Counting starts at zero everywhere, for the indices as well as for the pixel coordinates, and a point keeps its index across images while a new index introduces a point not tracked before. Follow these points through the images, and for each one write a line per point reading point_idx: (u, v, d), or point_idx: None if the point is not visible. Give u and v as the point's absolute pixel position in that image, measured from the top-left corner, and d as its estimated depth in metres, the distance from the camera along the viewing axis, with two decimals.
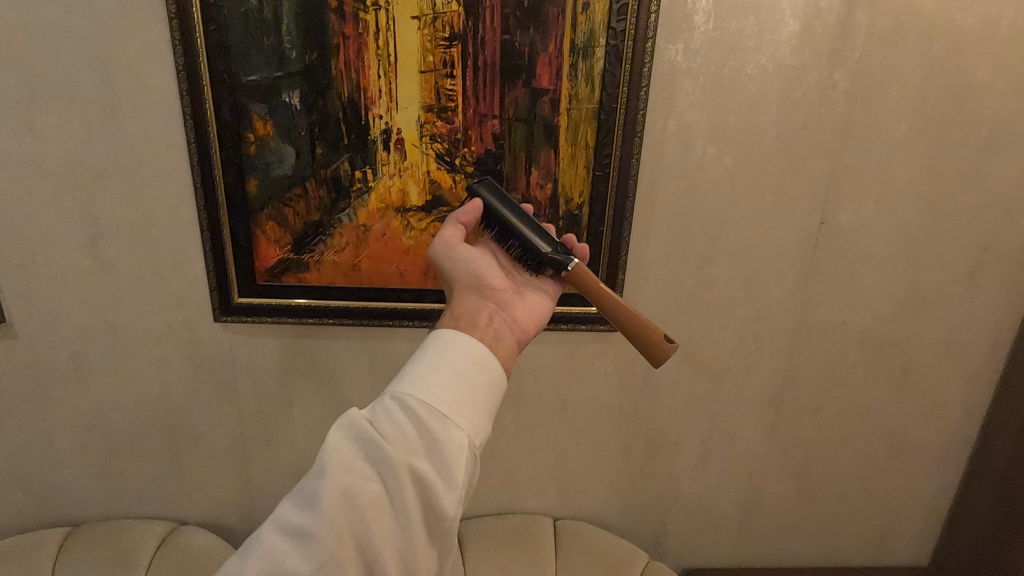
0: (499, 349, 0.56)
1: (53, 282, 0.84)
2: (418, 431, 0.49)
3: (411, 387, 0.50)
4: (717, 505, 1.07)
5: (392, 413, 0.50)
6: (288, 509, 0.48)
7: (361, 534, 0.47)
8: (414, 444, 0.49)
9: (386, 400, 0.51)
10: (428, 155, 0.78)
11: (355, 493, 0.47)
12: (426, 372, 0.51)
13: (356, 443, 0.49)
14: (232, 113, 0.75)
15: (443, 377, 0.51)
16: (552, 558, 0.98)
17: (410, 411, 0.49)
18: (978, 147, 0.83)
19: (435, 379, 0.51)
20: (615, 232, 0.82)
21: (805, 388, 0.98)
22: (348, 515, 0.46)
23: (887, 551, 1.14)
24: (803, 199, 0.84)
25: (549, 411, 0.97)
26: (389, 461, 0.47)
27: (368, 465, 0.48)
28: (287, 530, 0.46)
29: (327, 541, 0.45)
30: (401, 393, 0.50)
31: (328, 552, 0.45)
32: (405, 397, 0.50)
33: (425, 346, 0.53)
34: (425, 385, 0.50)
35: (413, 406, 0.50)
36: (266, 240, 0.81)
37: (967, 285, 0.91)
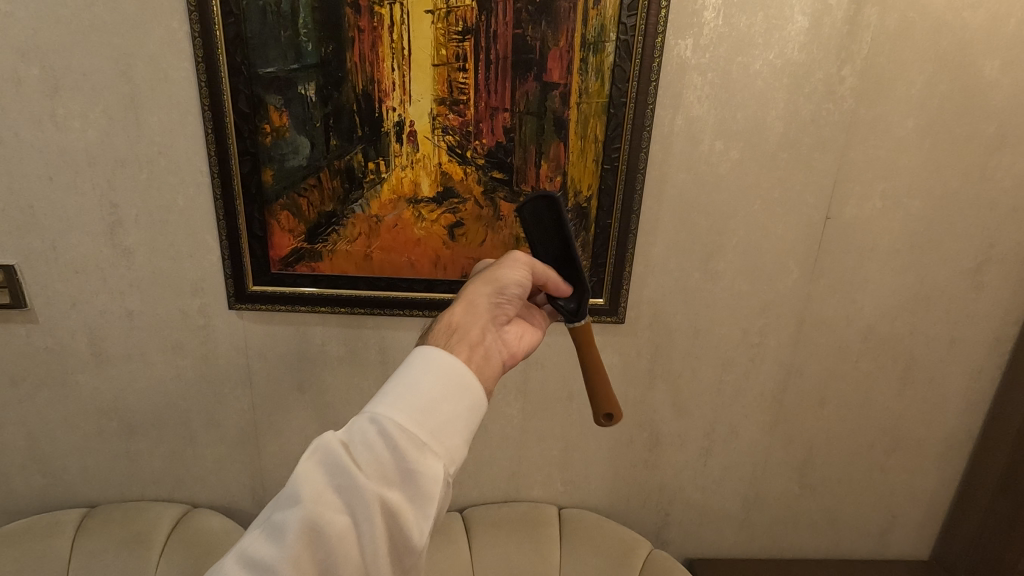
0: (483, 371, 0.58)
1: (74, 269, 0.86)
2: (395, 460, 0.51)
3: (390, 414, 0.52)
4: (719, 496, 1.08)
5: (368, 439, 0.51)
6: (256, 535, 0.49)
7: (326, 567, 0.48)
8: (388, 474, 0.51)
9: (363, 424, 0.52)
10: (440, 147, 0.79)
11: (324, 527, 0.48)
12: (406, 398, 0.52)
13: (329, 470, 0.50)
14: (250, 104, 0.76)
15: (423, 407, 0.52)
16: (555, 545, 1.00)
17: (387, 438, 0.51)
18: (985, 144, 0.83)
19: (415, 406, 0.52)
20: (624, 227, 0.83)
21: (808, 382, 0.99)
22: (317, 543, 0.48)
23: (888, 544, 1.15)
24: (809, 194, 0.85)
25: (555, 401, 0.98)
26: (363, 492, 0.49)
27: (340, 493, 0.49)
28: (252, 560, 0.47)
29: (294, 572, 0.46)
30: (380, 419, 0.52)
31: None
32: (383, 423, 0.51)
33: (406, 370, 0.55)
34: (405, 411, 0.52)
35: (390, 434, 0.51)
36: (280, 229, 0.83)
37: (972, 283, 0.92)
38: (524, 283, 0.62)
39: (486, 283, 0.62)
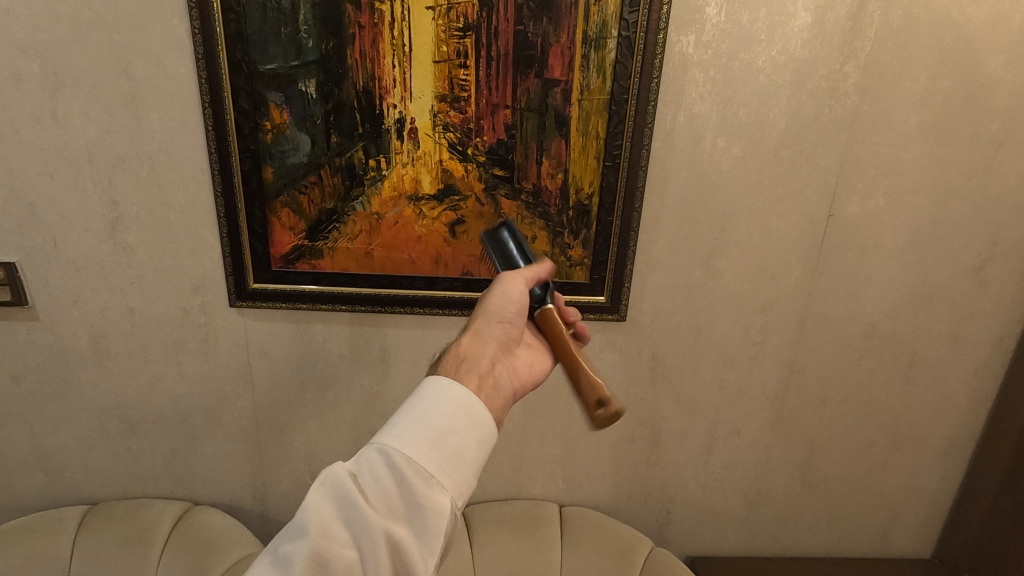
0: (493, 401, 0.57)
1: (75, 266, 0.86)
2: (402, 492, 0.50)
3: (400, 446, 0.51)
4: (721, 494, 1.08)
5: (376, 470, 0.51)
6: (265, 565, 0.49)
7: None
8: (396, 507, 0.50)
9: (371, 454, 0.52)
10: (441, 144, 0.79)
11: (330, 560, 0.48)
12: (415, 429, 0.52)
13: (338, 501, 0.50)
14: (250, 101, 0.76)
15: (431, 440, 0.52)
16: (557, 543, 1.00)
17: (395, 471, 0.51)
18: (989, 140, 0.82)
19: (423, 439, 0.51)
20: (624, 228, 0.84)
21: (810, 380, 0.99)
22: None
23: (890, 543, 1.15)
24: (811, 191, 0.84)
25: (556, 399, 0.98)
26: (371, 527, 0.49)
27: (348, 525, 0.50)
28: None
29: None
30: (388, 450, 0.51)
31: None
32: (392, 456, 0.51)
33: (416, 399, 0.54)
34: (413, 443, 0.51)
35: (398, 466, 0.51)
36: (281, 227, 0.83)
37: (975, 280, 0.91)
38: (521, 300, 0.60)
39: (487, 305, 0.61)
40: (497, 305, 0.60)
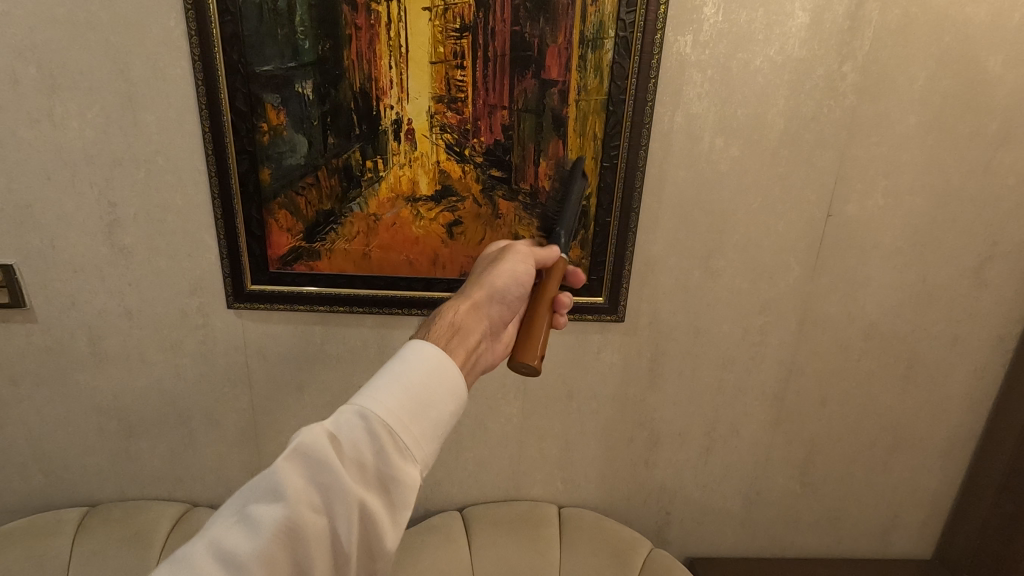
0: (468, 378, 0.58)
1: (73, 268, 0.86)
2: (378, 462, 0.49)
3: (383, 412, 0.49)
4: (720, 495, 1.08)
5: (354, 437, 0.48)
6: (222, 528, 0.45)
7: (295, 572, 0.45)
8: (371, 476, 0.49)
9: (348, 419, 0.49)
10: (438, 145, 0.79)
11: (300, 529, 0.45)
12: (398, 396, 0.50)
13: (311, 467, 0.47)
14: (247, 103, 0.76)
15: (414, 409, 0.50)
16: (555, 545, 1.00)
17: (374, 439, 0.49)
18: (988, 140, 0.82)
19: (404, 407, 0.50)
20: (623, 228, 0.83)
21: (809, 380, 0.98)
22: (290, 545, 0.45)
23: (890, 544, 1.14)
24: (810, 192, 0.84)
25: (554, 399, 0.98)
26: (346, 495, 0.47)
27: (319, 494, 0.47)
28: (216, 560, 0.44)
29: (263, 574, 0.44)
30: (369, 416, 0.49)
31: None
32: (374, 422, 0.49)
33: (400, 365, 0.52)
34: (395, 411, 0.50)
35: (378, 434, 0.49)
36: (278, 228, 0.83)
37: (975, 280, 0.91)
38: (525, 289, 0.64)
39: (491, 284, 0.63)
40: (503, 284, 0.63)
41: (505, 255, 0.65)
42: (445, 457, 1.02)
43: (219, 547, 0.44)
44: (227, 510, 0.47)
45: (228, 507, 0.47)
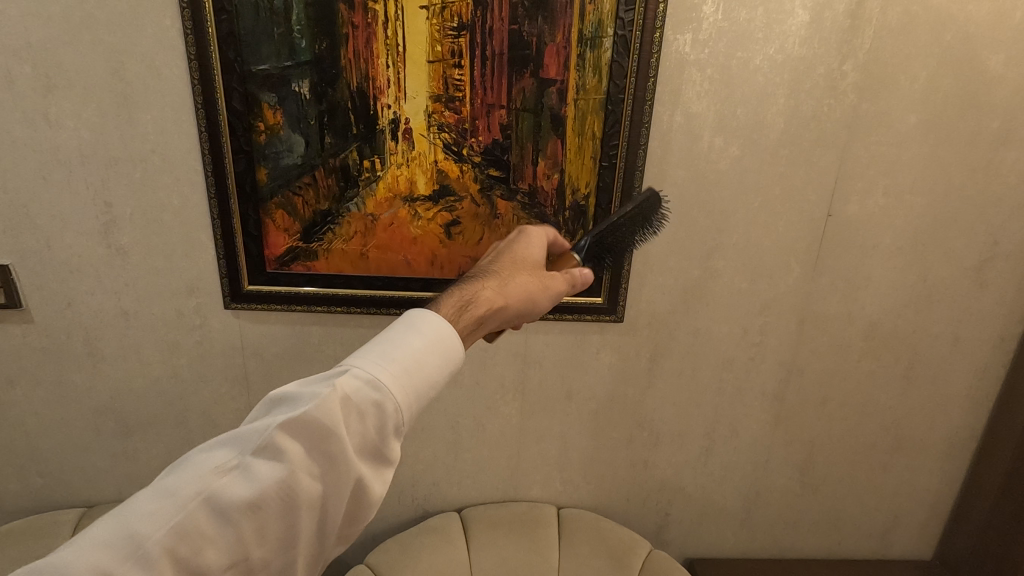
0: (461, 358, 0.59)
1: (70, 269, 0.86)
2: (378, 434, 0.47)
3: (393, 387, 0.48)
4: (720, 496, 1.08)
5: (361, 406, 0.46)
6: (213, 477, 0.42)
7: (282, 532, 0.44)
8: (369, 447, 0.47)
9: (358, 386, 0.47)
10: (435, 145, 0.78)
11: (295, 491, 0.43)
12: (406, 370, 0.49)
13: (315, 432, 0.44)
14: (243, 102, 0.75)
15: (419, 388, 0.49)
16: (554, 546, 0.99)
17: (379, 411, 0.47)
18: (990, 139, 0.81)
19: (412, 384, 0.49)
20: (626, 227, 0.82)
21: (809, 381, 0.98)
22: (282, 508, 0.43)
23: (891, 544, 1.14)
24: (810, 192, 0.84)
25: (553, 400, 0.98)
26: (346, 464, 0.45)
27: (318, 459, 0.45)
28: (204, 509, 0.41)
29: (250, 528, 0.42)
30: (379, 387, 0.47)
31: (248, 538, 0.42)
32: (384, 396, 0.47)
33: (414, 339, 0.50)
34: (403, 385, 0.48)
35: (384, 408, 0.47)
36: (275, 228, 0.82)
37: (976, 280, 0.91)
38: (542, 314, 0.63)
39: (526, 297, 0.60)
40: (532, 289, 0.61)
41: (548, 283, 0.63)
42: (444, 458, 1.02)
43: (209, 497, 0.41)
44: (220, 455, 0.44)
45: (222, 451, 0.44)
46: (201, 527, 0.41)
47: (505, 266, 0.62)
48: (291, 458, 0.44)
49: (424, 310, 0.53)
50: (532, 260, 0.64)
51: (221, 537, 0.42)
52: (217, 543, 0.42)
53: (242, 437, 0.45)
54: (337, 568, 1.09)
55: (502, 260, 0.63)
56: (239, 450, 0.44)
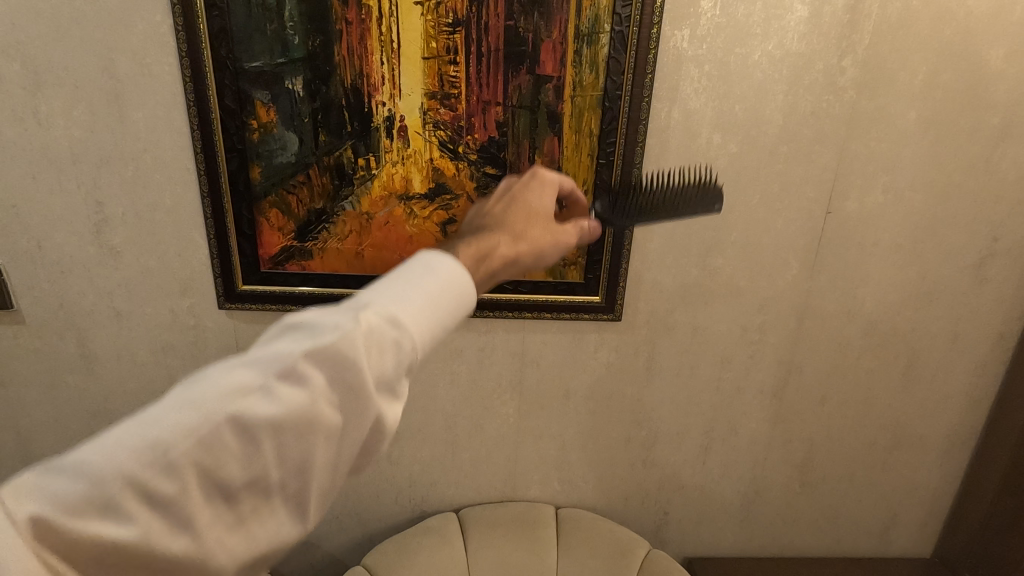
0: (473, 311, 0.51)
1: (62, 269, 0.85)
2: (396, 381, 0.39)
3: (418, 325, 0.40)
4: (719, 494, 1.07)
5: (384, 345, 0.38)
6: (220, 399, 0.33)
7: (288, 479, 0.35)
8: (387, 392, 0.39)
9: (380, 321, 0.39)
10: (431, 142, 0.78)
11: (309, 431, 0.35)
12: (432, 310, 0.41)
13: (335, 366, 0.36)
14: (236, 100, 0.74)
15: (440, 331, 0.42)
16: (552, 546, 0.99)
17: (400, 353, 0.39)
18: (989, 136, 0.81)
19: (433, 329, 0.41)
20: (654, 188, 0.73)
21: (808, 379, 0.97)
22: (291, 455, 0.35)
23: (890, 542, 1.14)
24: (809, 188, 0.83)
25: (551, 399, 0.97)
26: (366, 408, 0.37)
27: (336, 400, 0.36)
28: (207, 435, 0.33)
29: (257, 468, 0.34)
30: (401, 324, 0.39)
31: (250, 479, 0.34)
32: (409, 335, 0.39)
33: (439, 274, 0.42)
34: (427, 324, 0.41)
35: (404, 350, 0.39)
36: (269, 227, 0.81)
37: (975, 277, 0.90)
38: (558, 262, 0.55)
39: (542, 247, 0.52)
40: (544, 243, 0.52)
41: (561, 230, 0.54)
42: (442, 458, 1.01)
43: (207, 437, 0.33)
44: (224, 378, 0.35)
45: (220, 380, 0.35)
46: (188, 475, 0.32)
47: (521, 214, 0.53)
48: (303, 393, 0.35)
49: (437, 253, 0.44)
50: (550, 209, 0.55)
51: (216, 470, 0.33)
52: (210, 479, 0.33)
53: (252, 361, 0.36)
54: (334, 568, 1.09)
55: (516, 207, 0.53)
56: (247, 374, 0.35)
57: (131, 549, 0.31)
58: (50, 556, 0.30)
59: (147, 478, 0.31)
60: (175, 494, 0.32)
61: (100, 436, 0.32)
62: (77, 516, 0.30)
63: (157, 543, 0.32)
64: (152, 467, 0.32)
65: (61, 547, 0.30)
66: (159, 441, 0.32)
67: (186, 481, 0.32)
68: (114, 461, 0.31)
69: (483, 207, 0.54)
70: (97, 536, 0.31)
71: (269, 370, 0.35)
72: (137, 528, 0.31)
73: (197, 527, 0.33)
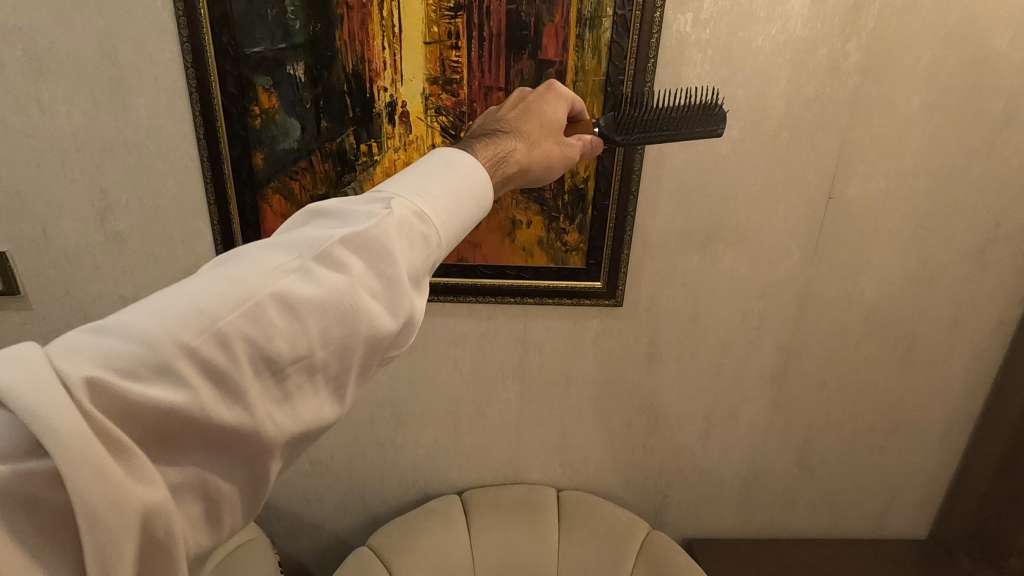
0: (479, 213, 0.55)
1: (67, 255, 0.86)
2: (423, 272, 0.41)
3: (439, 220, 0.42)
4: (718, 477, 1.08)
5: (413, 235, 0.40)
6: (265, 277, 0.34)
7: (329, 364, 0.36)
8: (417, 281, 0.40)
9: (407, 213, 0.40)
10: (433, 128, 0.78)
11: (352, 312, 0.36)
12: (451, 208, 0.43)
13: (373, 249, 0.37)
14: (238, 86, 0.74)
15: (457, 229, 0.44)
16: (553, 528, 1.00)
17: (427, 244, 0.41)
18: (993, 121, 0.80)
19: (451, 226, 0.43)
20: (656, 106, 0.69)
21: (808, 364, 0.98)
22: (333, 332, 0.35)
23: (887, 524, 1.15)
24: (811, 174, 0.83)
25: (553, 384, 0.98)
26: (402, 294, 0.38)
27: (374, 283, 0.37)
28: (253, 312, 0.33)
29: (302, 348, 0.34)
30: (425, 218, 0.41)
31: (294, 359, 0.34)
32: (432, 228, 0.41)
33: (455, 176, 0.45)
34: (447, 221, 0.43)
35: (429, 241, 0.41)
36: (272, 213, 0.82)
37: (977, 263, 0.90)
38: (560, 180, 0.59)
39: (551, 161, 0.56)
40: (554, 156, 0.57)
41: (570, 148, 0.59)
42: (444, 442, 1.02)
43: (255, 305, 0.33)
44: (265, 260, 0.35)
45: (259, 259, 0.35)
46: (234, 343, 0.32)
47: (533, 127, 0.57)
48: (343, 273, 0.36)
49: (457, 151, 0.47)
50: (561, 124, 0.60)
51: (261, 348, 0.33)
52: (254, 359, 0.33)
53: (290, 244, 0.37)
54: (340, 548, 1.11)
55: (531, 119, 0.58)
56: (286, 257, 0.36)
57: (178, 414, 0.30)
58: (98, 419, 0.28)
59: (194, 342, 0.31)
60: (223, 362, 0.32)
61: (141, 306, 0.32)
62: (124, 378, 0.29)
63: (206, 416, 0.31)
64: (201, 329, 0.31)
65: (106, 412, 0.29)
66: (205, 305, 0.32)
67: (235, 348, 0.32)
68: (160, 324, 0.30)
69: (499, 114, 0.58)
70: (145, 403, 0.29)
71: (310, 250, 0.36)
72: (185, 395, 0.30)
73: (245, 398, 0.32)
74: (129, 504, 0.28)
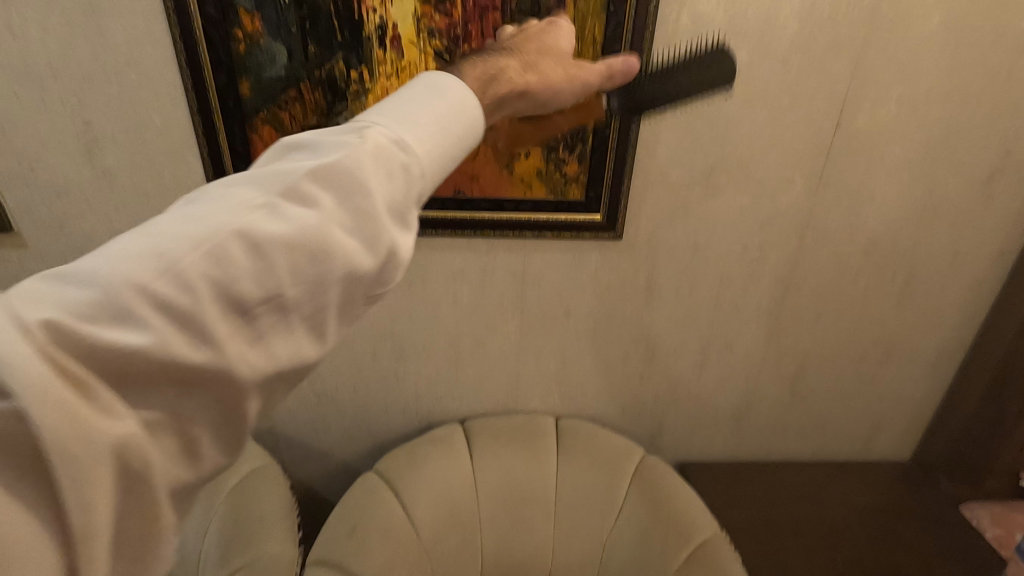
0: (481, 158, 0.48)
1: (58, 191, 0.84)
2: (408, 201, 0.38)
3: (425, 145, 0.38)
4: (712, 405, 1.12)
5: (394, 162, 0.37)
6: (230, 215, 0.32)
7: (304, 301, 0.34)
8: (400, 212, 0.37)
9: (385, 140, 0.37)
10: (426, 53, 0.74)
11: (324, 246, 0.33)
12: (438, 132, 0.39)
13: (345, 179, 0.35)
14: (218, 8, 0.70)
15: (446, 157, 0.40)
16: (552, 454, 1.04)
17: (410, 171, 0.37)
18: (1015, 42, 0.77)
19: (441, 150, 0.39)
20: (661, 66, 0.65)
21: (806, 295, 0.99)
22: (310, 269, 0.33)
23: (872, 447, 1.20)
24: (821, 101, 0.80)
25: (552, 317, 0.99)
26: (379, 225, 0.35)
27: (349, 214, 0.35)
28: (217, 249, 0.31)
29: (271, 287, 0.32)
30: (408, 143, 0.38)
31: (264, 298, 0.32)
32: (416, 153, 0.38)
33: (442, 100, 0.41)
34: (434, 145, 0.39)
35: (413, 168, 0.38)
36: (263, 146, 0.80)
37: (983, 193, 0.89)
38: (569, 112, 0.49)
39: (556, 91, 0.46)
40: (559, 82, 0.46)
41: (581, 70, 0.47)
42: (446, 374, 1.04)
43: (217, 245, 0.31)
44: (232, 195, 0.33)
45: (223, 198, 0.33)
46: (196, 285, 0.30)
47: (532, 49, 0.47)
48: (312, 207, 0.34)
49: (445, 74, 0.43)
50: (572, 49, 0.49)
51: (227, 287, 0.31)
52: (219, 299, 0.31)
53: (259, 179, 0.34)
54: (348, 473, 1.16)
55: (531, 40, 0.48)
56: (255, 192, 0.34)
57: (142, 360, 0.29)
58: (57, 363, 0.27)
59: (153, 285, 0.29)
60: (185, 305, 0.30)
61: (103, 251, 0.31)
62: (84, 323, 0.28)
63: (173, 361, 0.30)
64: (170, 268, 0.30)
65: (70, 358, 0.28)
66: (164, 247, 0.30)
67: (197, 290, 0.30)
68: (117, 268, 0.29)
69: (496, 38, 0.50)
70: (107, 348, 0.28)
71: (277, 185, 0.34)
72: (146, 338, 0.29)
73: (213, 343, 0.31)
74: (98, 439, 0.28)
